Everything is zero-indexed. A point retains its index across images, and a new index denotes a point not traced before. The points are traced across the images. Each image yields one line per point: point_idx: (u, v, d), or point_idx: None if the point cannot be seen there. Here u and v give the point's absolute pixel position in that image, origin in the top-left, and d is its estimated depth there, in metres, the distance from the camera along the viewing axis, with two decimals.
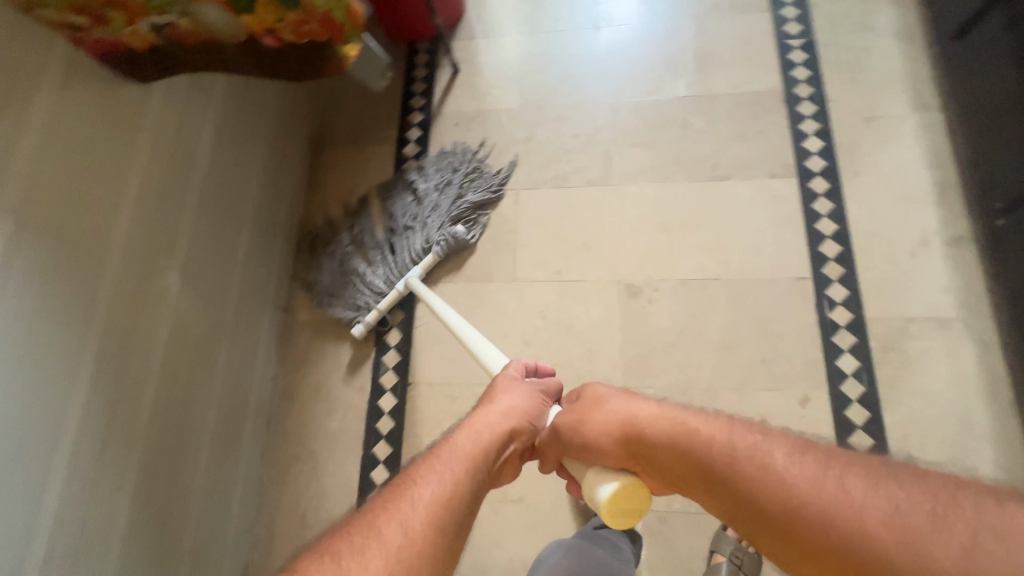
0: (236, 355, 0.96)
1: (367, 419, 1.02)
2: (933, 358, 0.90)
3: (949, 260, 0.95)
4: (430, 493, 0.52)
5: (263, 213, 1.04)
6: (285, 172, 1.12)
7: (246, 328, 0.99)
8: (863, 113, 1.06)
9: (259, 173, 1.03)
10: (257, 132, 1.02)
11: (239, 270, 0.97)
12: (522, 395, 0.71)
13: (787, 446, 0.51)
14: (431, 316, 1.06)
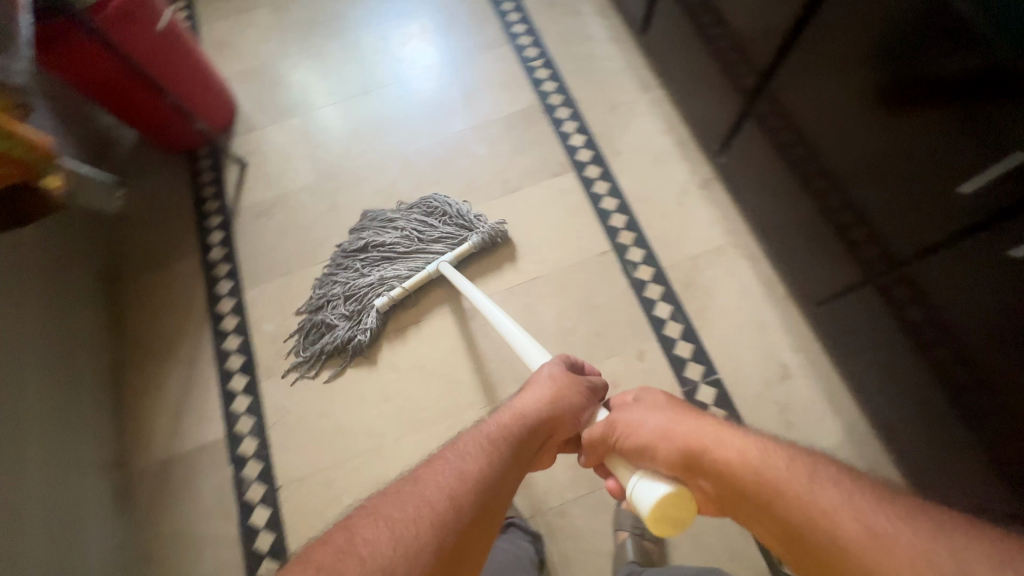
0: (64, 540, 0.82)
1: (243, 543, 0.93)
2: (722, 281, 1.06)
3: (706, 199, 1.13)
4: (473, 466, 0.52)
5: (52, 370, 0.90)
6: (69, 314, 0.99)
7: (67, 502, 0.85)
8: (607, 104, 1.24)
9: (32, 330, 0.88)
10: (17, 287, 0.87)
11: (37, 446, 0.82)
12: (570, 390, 0.68)
13: (869, 495, 0.44)
14: (284, 408, 1.02)
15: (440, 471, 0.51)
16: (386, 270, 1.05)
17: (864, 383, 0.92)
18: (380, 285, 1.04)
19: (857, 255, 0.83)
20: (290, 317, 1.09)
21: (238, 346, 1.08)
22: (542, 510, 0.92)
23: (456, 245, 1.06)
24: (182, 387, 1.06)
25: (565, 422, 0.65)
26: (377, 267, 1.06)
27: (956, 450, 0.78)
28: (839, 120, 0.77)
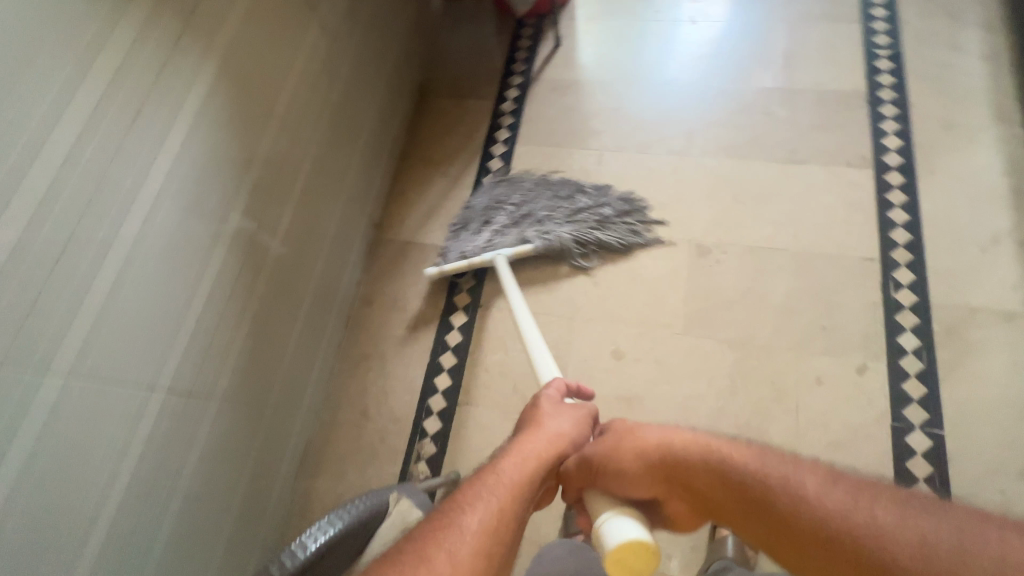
0: (332, 261, 1.04)
1: (436, 331, 1.10)
2: (997, 347, 0.92)
3: (1020, 259, 0.98)
4: (483, 531, 0.50)
5: (350, 207, 1.09)
6: (378, 159, 1.19)
7: (328, 286, 1.04)
8: (943, 120, 1.11)
9: (350, 178, 1.07)
10: (354, 144, 1.07)
11: (321, 262, 1.00)
12: (568, 421, 0.65)
13: (848, 487, 0.46)
14: (509, 249, 1.15)
15: (443, 541, 0.48)
16: (531, 232, 1.12)
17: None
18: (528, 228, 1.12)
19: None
20: (542, 182, 1.21)
21: (492, 184, 1.23)
22: None
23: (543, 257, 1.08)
24: (441, 195, 1.24)
25: (569, 458, 0.61)
26: (498, 233, 1.12)
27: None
28: None
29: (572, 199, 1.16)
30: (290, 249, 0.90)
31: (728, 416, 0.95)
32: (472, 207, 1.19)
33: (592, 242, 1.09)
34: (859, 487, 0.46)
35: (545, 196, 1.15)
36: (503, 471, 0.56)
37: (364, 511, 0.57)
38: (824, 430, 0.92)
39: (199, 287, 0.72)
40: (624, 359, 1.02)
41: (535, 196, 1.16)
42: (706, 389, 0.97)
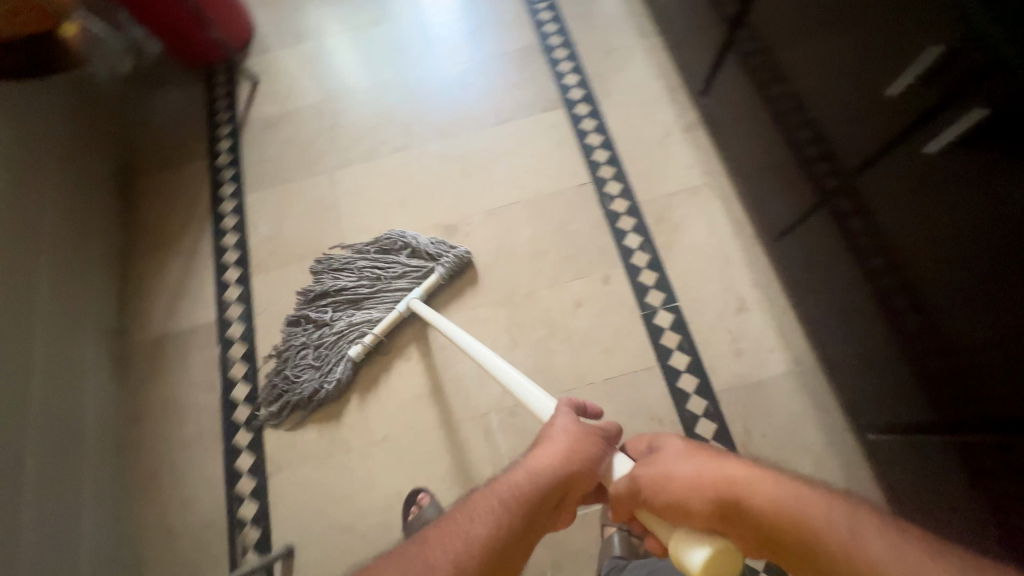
0: (56, 395, 0.91)
1: (223, 413, 1.03)
2: (694, 218, 1.10)
3: (688, 142, 1.16)
4: (484, 532, 0.54)
5: (59, 326, 0.95)
6: (83, 264, 1.06)
7: (62, 421, 0.91)
8: (604, 48, 1.28)
9: (46, 297, 0.94)
10: (36, 257, 0.94)
11: (38, 399, 0.87)
12: (577, 444, 0.64)
13: (915, 535, 0.44)
14: (271, 299, 1.10)
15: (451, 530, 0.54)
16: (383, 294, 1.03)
17: (819, 316, 0.95)
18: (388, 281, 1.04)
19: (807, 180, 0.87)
20: (283, 222, 1.17)
21: (234, 243, 1.16)
22: (497, 407, 0.99)
23: (423, 278, 1.04)
24: (182, 273, 1.15)
25: (585, 477, 0.62)
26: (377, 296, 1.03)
27: (885, 367, 0.82)
28: (887, 249, 0.74)
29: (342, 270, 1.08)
30: None
31: (518, 367, 1.01)
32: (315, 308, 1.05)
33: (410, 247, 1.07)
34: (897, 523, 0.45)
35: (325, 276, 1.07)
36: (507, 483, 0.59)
37: None
38: (595, 343, 1.02)
39: None
40: (415, 357, 1.03)
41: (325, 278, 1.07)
42: (491, 352, 1.03)
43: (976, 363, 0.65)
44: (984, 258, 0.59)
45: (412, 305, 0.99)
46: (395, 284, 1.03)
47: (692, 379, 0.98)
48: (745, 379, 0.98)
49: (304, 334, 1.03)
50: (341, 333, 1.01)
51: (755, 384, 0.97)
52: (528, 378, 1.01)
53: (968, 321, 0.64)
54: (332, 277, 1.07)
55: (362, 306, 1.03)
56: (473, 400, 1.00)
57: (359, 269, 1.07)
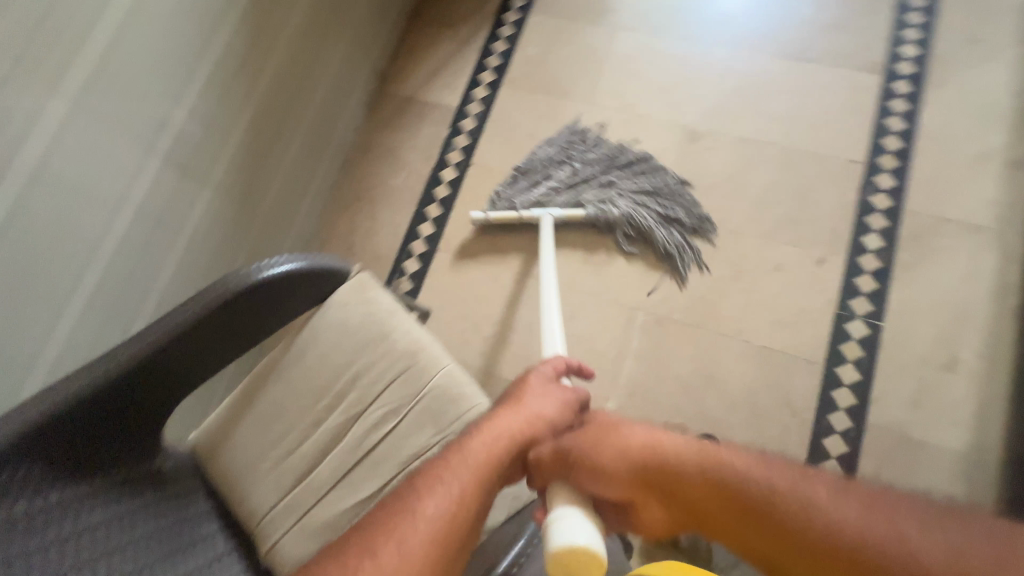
0: (329, 102, 1.09)
1: (426, 182, 1.15)
2: (956, 255, 0.96)
3: (1002, 178, 0.99)
4: (439, 510, 0.47)
5: (352, 52, 1.12)
6: (387, 11, 1.20)
7: (324, 125, 1.09)
8: (967, 35, 1.08)
9: (353, 28, 1.10)
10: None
11: (315, 101, 1.05)
12: (551, 402, 0.58)
13: (850, 495, 0.42)
14: (507, 115, 1.17)
15: (395, 526, 0.46)
16: (581, 193, 1.04)
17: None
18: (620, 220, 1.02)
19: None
20: (549, 55, 1.20)
21: (500, 51, 1.22)
22: (648, 310, 1.01)
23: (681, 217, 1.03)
24: (449, 54, 1.24)
25: (540, 443, 0.55)
26: (578, 190, 1.05)
27: None
28: None
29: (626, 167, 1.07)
30: (277, 78, 0.94)
31: (687, 287, 1.01)
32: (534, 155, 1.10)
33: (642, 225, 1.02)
34: (882, 507, 0.41)
35: (581, 149, 1.09)
36: (477, 455, 0.51)
37: (305, 265, 0.61)
38: (772, 310, 0.97)
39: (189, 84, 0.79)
40: (600, 227, 1.06)
41: (576, 150, 1.09)
42: (670, 262, 1.03)
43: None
44: None
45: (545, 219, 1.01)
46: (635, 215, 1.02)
47: (849, 398, 0.92)
48: (906, 430, 0.89)
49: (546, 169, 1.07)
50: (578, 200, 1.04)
51: (914, 440, 0.88)
52: (690, 302, 1.00)
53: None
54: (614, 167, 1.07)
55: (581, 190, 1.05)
56: (630, 291, 1.02)
57: (576, 163, 1.07)
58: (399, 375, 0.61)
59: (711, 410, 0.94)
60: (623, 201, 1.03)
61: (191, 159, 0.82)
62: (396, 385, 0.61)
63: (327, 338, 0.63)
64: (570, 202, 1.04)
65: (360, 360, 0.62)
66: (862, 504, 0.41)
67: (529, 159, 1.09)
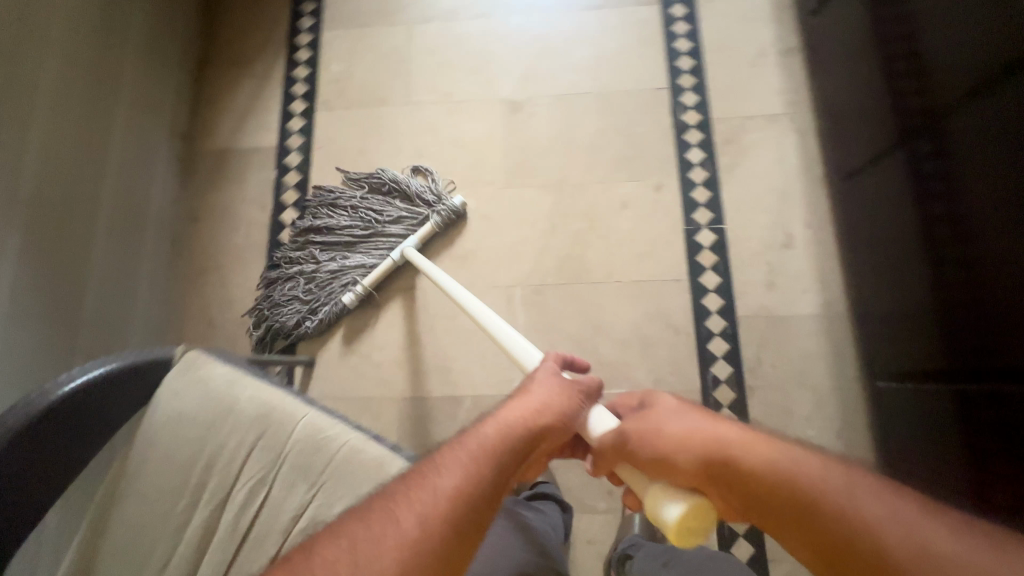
0: (127, 185, 0.99)
1: (270, 231, 1.09)
2: (765, 146, 1.06)
3: (781, 67, 1.10)
4: (454, 485, 0.43)
5: (137, 125, 1.03)
6: (164, 69, 1.11)
7: (129, 211, 0.99)
8: None
9: (126, 99, 1.00)
10: (120, 62, 1.00)
11: (109, 189, 0.95)
12: (558, 395, 0.57)
13: (874, 494, 0.44)
14: (330, 138, 1.13)
15: (404, 502, 0.42)
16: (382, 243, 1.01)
17: (872, 254, 0.90)
18: (388, 241, 1.02)
19: (901, 117, 0.80)
20: (354, 66, 1.17)
21: (304, 77, 1.18)
22: (523, 283, 1.02)
23: (418, 227, 1.03)
24: (251, 94, 1.18)
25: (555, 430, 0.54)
26: (376, 238, 1.02)
27: (913, 317, 0.80)
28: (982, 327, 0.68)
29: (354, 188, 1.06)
30: (51, 180, 0.83)
31: (552, 250, 1.04)
32: (320, 236, 1.03)
33: (429, 219, 1.02)
34: (928, 518, 0.42)
35: (343, 197, 1.04)
36: (489, 431, 0.49)
37: (114, 366, 0.56)
38: (631, 246, 1.03)
39: None
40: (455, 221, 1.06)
41: (342, 197, 1.04)
42: (528, 232, 1.05)
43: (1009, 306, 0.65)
44: None
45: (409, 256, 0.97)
46: (387, 231, 1.02)
47: (718, 300, 0.99)
48: (770, 310, 0.98)
49: (341, 230, 1.02)
50: (334, 274, 1.01)
51: (779, 317, 0.98)
52: (558, 263, 1.03)
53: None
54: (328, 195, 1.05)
55: (335, 250, 1.02)
56: (501, 270, 1.03)
57: (349, 206, 1.04)
58: (258, 439, 0.58)
59: (607, 356, 0.98)
60: (390, 217, 1.02)
61: None
62: (258, 452, 0.57)
63: (168, 433, 0.58)
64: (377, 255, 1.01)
65: (212, 441, 0.58)
66: (902, 513, 0.42)
67: (324, 242, 1.03)
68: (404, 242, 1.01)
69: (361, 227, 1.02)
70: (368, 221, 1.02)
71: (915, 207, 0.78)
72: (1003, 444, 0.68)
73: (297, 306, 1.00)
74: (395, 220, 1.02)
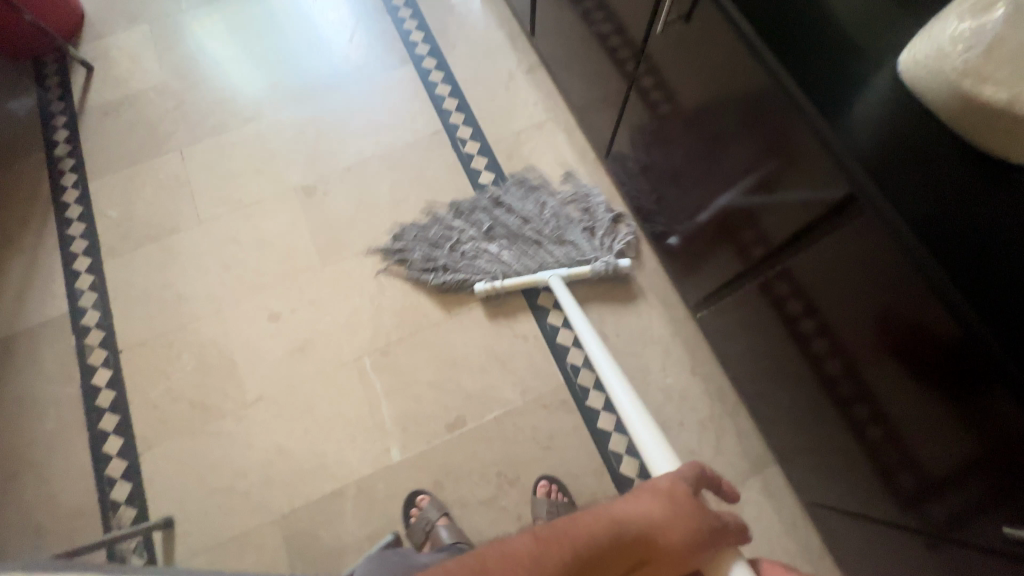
0: None
1: (84, 400, 0.99)
2: (542, 151, 1.17)
3: (531, 82, 1.23)
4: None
5: None
6: None
7: None
8: (445, 5, 1.32)
9: None
10: None
11: None
12: (678, 523, 0.46)
13: None
14: (126, 283, 1.07)
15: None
16: (527, 247, 1.05)
17: (677, 240, 0.97)
18: (539, 253, 1.04)
19: (635, 98, 0.92)
20: (134, 205, 1.13)
21: (81, 232, 1.11)
22: (369, 350, 1.01)
23: (576, 260, 1.04)
24: (25, 269, 1.09)
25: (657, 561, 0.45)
26: (523, 243, 1.06)
27: (719, 261, 0.87)
28: (771, 253, 0.73)
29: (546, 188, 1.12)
30: None
31: (388, 308, 1.04)
32: (494, 218, 1.08)
33: (569, 245, 1.05)
34: None
35: (544, 196, 1.11)
36: (582, 526, 0.44)
37: None
38: None
39: None
40: (284, 316, 1.04)
41: (544, 200, 1.10)
42: (359, 301, 1.05)
43: (774, 230, 0.70)
44: (839, 223, 0.58)
45: (553, 282, 1.01)
46: (549, 248, 1.04)
47: (551, 296, 1.05)
48: (598, 287, 1.06)
49: (537, 224, 1.07)
50: (484, 251, 1.05)
51: (606, 291, 1.05)
52: (396, 318, 1.04)
53: (764, 185, 0.67)
54: (559, 203, 1.10)
55: (521, 244, 1.06)
56: (344, 346, 1.02)
57: (524, 206, 1.09)
58: None
59: (471, 386, 0.99)
60: (566, 229, 1.06)
61: None
62: None
63: None
64: (496, 255, 1.04)
65: None
66: None
67: (480, 219, 1.08)
68: (559, 267, 1.03)
69: (530, 230, 1.06)
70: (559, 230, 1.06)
71: (691, 189, 0.85)
72: (840, 366, 0.68)
73: (439, 257, 1.04)
74: (592, 230, 1.07)
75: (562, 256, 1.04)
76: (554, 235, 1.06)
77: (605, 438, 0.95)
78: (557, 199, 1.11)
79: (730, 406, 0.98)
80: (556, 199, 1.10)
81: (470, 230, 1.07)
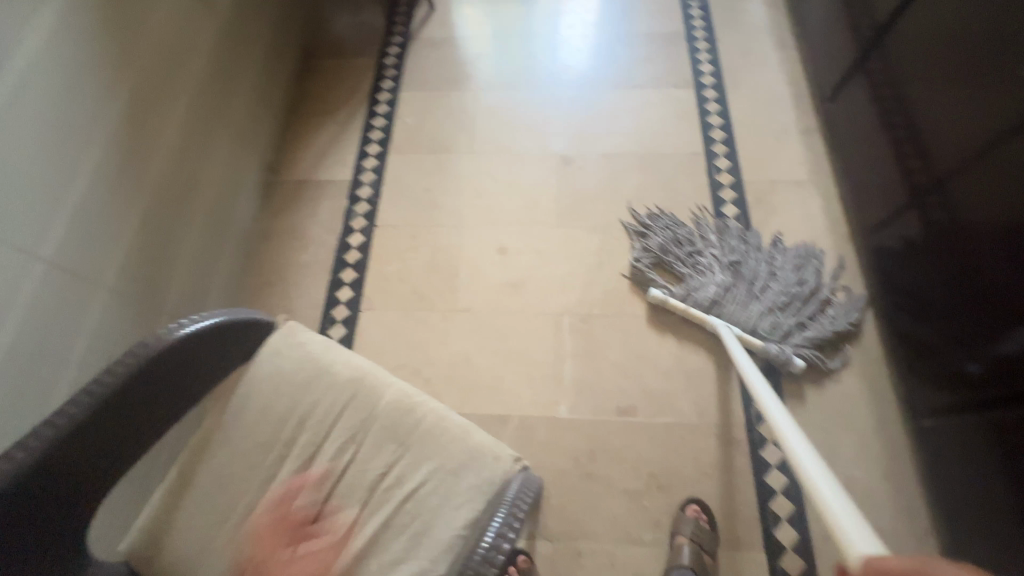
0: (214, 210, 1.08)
1: (337, 250, 1.18)
2: (792, 206, 1.18)
3: (803, 142, 1.25)
4: None
5: (230, 163, 1.13)
6: (262, 109, 1.25)
7: (213, 230, 1.07)
8: (742, 50, 1.39)
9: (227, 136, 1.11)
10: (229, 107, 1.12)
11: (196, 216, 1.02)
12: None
13: None
14: (399, 176, 1.26)
15: None
16: (734, 291, 1.06)
17: (902, 337, 0.98)
18: (734, 305, 1.05)
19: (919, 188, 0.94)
20: (427, 120, 1.34)
21: (381, 126, 1.34)
22: (571, 312, 1.08)
23: (759, 336, 1.02)
24: (332, 137, 1.33)
25: None
26: (736, 287, 1.07)
27: (948, 369, 0.87)
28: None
29: (808, 271, 1.09)
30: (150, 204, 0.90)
31: (601, 284, 1.11)
32: (733, 251, 1.11)
33: (766, 323, 1.03)
34: None
35: (800, 276, 1.08)
36: None
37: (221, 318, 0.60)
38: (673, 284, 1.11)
39: (67, 201, 0.73)
40: (510, 253, 1.15)
41: (792, 278, 1.08)
42: (578, 266, 1.13)
43: None
44: None
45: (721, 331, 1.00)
46: (748, 307, 1.04)
47: None
48: None
49: (766, 284, 1.07)
50: (698, 269, 1.10)
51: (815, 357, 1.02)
52: (605, 296, 1.10)
53: None
54: (798, 287, 1.07)
55: (733, 286, 1.07)
56: (552, 299, 1.10)
57: (770, 266, 1.09)
58: (348, 402, 0.61)
59: (653, 385, 1.01)
60: (777, 309, 1.04)
61: (70, 296, 0.74)
62: (348, 412, 0.60)
63: (265, 392, 0.61)
64: (702, 280, 1.08)
65: (302, 403, 0.61)
66: None
67: (721, 246, 1.12)
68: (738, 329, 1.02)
69: (751, 284, 1.07)
70: (770, 304, 1.04)
71: (948, 296, 0.87)
72: None
73: (663, 245, 1.12)
74: (799, 326, 1.03)
75: (747, 321, 1.03)
76: (760, 302, 1.05)
77: (768, 494, 0.92)
78: (805, 286, 1.07)
79: (917, 531, 0.89)
80: (803, 285, 1.07)
81: (705, 246, 1.12)
